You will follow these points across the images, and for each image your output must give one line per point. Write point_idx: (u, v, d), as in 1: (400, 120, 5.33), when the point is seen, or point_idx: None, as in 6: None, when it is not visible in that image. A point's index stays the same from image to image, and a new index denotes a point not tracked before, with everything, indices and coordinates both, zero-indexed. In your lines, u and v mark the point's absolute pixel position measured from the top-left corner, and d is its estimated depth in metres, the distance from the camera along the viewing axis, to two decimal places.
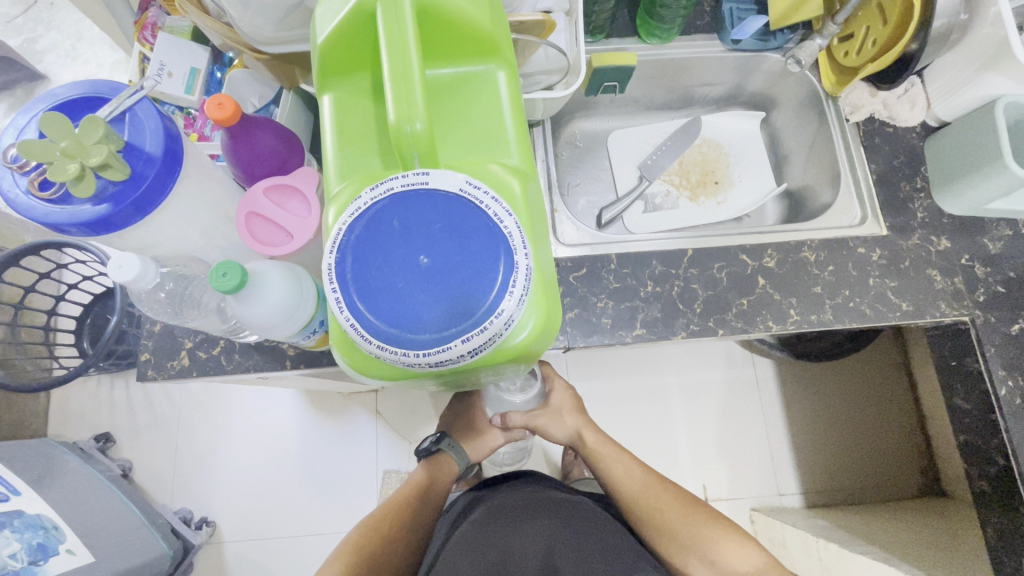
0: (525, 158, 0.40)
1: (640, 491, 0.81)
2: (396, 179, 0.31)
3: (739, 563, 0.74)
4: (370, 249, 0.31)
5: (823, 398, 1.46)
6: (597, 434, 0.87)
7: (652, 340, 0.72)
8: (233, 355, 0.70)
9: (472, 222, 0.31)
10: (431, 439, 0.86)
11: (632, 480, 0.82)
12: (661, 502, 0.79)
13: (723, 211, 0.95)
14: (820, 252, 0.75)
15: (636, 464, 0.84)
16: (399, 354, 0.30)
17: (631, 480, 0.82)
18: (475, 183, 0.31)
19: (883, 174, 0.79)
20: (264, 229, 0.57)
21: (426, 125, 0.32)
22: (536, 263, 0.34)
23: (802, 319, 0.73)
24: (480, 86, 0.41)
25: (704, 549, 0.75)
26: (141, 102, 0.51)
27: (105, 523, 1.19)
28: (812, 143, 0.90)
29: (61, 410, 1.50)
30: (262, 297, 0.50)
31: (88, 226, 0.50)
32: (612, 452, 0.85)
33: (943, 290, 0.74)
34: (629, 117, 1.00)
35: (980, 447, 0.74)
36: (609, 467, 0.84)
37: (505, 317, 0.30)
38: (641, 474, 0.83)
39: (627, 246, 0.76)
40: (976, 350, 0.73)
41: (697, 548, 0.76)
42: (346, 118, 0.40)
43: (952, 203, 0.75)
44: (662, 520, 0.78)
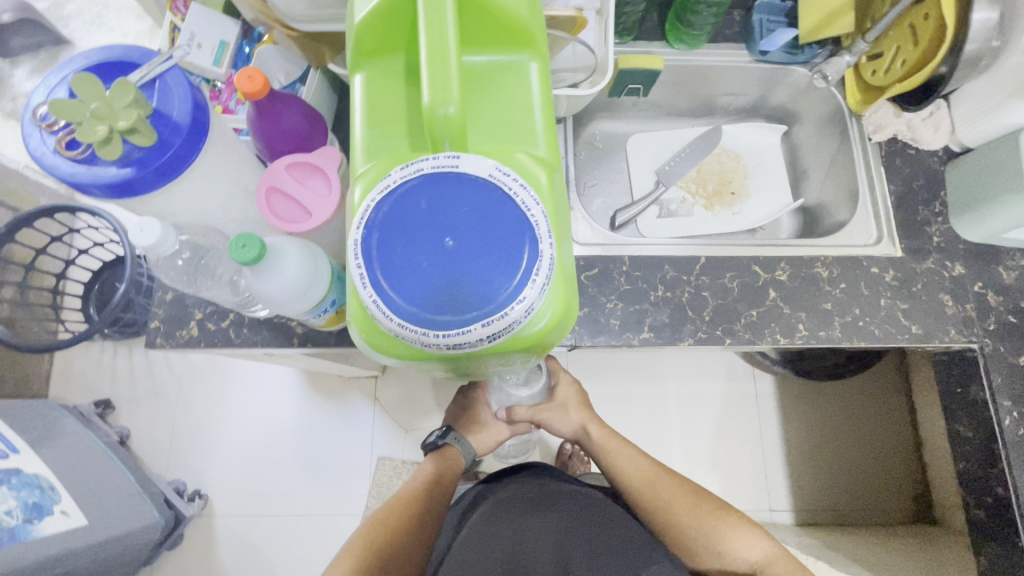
0: (551, 150, 0.40)
1: (646, 483, 0.81)
2: (426, 160, 0.31)
3: (748, 552, 0.75)
4: (397, 228, 0.31)
5: (821, 417, 1.46)
6: (602, 430, 0.87)
7: (658, 344, 0.72)
8: (241, 329, 0.70)
9: (500, 208, 0.31)
10: (438, 432, 0.88)
11: (639, 474, 0.82)
12: (667, 493, 0.79)
13: (738, 222, 0.95)
14: (833, 268, 0.75)
15: (641, 457, 0.84)
16: (418, 333, 0.30)
17: (638, 473, 0.81)
18: (505, 170, 0.31)
19: (902, 197, 0.79)
20: (284, 205, 0.57)
21: (459, 110, 0.33)
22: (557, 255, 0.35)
23: (810, 335, 0.73)
24: (512, 75, 0.41)
25: (712, 540, 0.76)
26: (172, 70, 0.52)
27: (100, 488, 1.20)
28: (832, 159, 0.89)
29: (62, 373, 1.51)
30: (277, 272, 0.50)
31: (111, 189, 0.50)
32: (618, 445, 0.85)
33: (954, 316, 0.74)
34: (650, 122, 1.00)
35: (980, 476, 0.74)
36: (614, 460, 0.84)
37: (525, 305, 0.30)
38: (648, 468, 0.82)
39: (638, 249, 0.77)
40: (984, 378, 0.73)
41: (705, 540, 0.76)
42: (376, 99, 0.40)
43: (969, 229, 0.75)
44: (670, 512, 0.78)
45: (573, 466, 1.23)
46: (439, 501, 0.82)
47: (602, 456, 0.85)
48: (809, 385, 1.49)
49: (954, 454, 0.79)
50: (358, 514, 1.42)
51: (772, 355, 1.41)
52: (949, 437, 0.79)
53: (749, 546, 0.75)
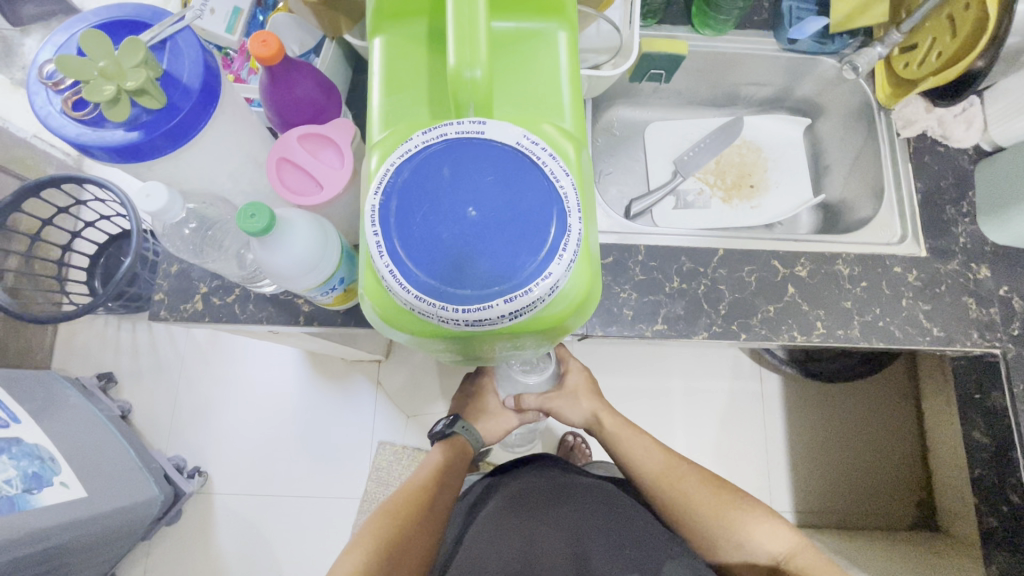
0: (577, 123, 0.38)
1: (660, 474, 0.79)
2: (451, 125, 0.29)
3: (768, 543, 0.72)
4: (417, 195, 0.29)
5: (826, 419, 1.45)
6: (614, 420, 0.86)
7: (672, 336, 0.70)
8: (247, 305, 0.69)
9: (527, 179, 0.29)
10: (445, 422, 0.86)
11: (653, 464, 0.80)
12: (682, 483, 0.78)
13: (756, 216, 0.92)
14: (855, 266, 0.73)
15: (655, 448, 0.82)
16: (436, 307, 0.28)
17: (653, 462, 0.80)
18: (534, 138, 0.29)
19: (928, 195, 0.76)
20: (294, 177, 0.55)
21: (486, 73, 0.31)
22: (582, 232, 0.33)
23: (828, 333, 0.71)
24: (539, 43, 0.39)
25: (732, 531, 0.73)
26: (183, 31, 0.50)
27: (100, 461, 1.20)
28: (857, 155, 0.87)
29: (66, 345, 1.51)
30: (287, 245, 0.49)
31: (118, 153, 0.49)
32: (632, 436, 0.84)
33: (977, 320, 0.72)
34: (668, 111, 0.97)
35: (995, 483, 0.72)
36: (627, 450, 0.83)
37: (551, 282, 0.28)
38: (662, 457, 0.81)
39: (650, 237, 0.75)
40: (1005, 384, 0.71)
41: (724, 530, 0.73)
42: (395, 64, 0.38)
43: (997, 231, 0.73)
44: (687, 501, 0.76)
45: (575, 459, 1.22)
46: (448, 491, 0.79)
47: (616, 446, 0.84)
48: (816, 386, 1.47)
49: (968, 460, 0.77)
50: (358, 498, 1.41)
51: (780, 354, 1.40)
52: (963, 443, 0.77)
53: (769, 537, 0.72)
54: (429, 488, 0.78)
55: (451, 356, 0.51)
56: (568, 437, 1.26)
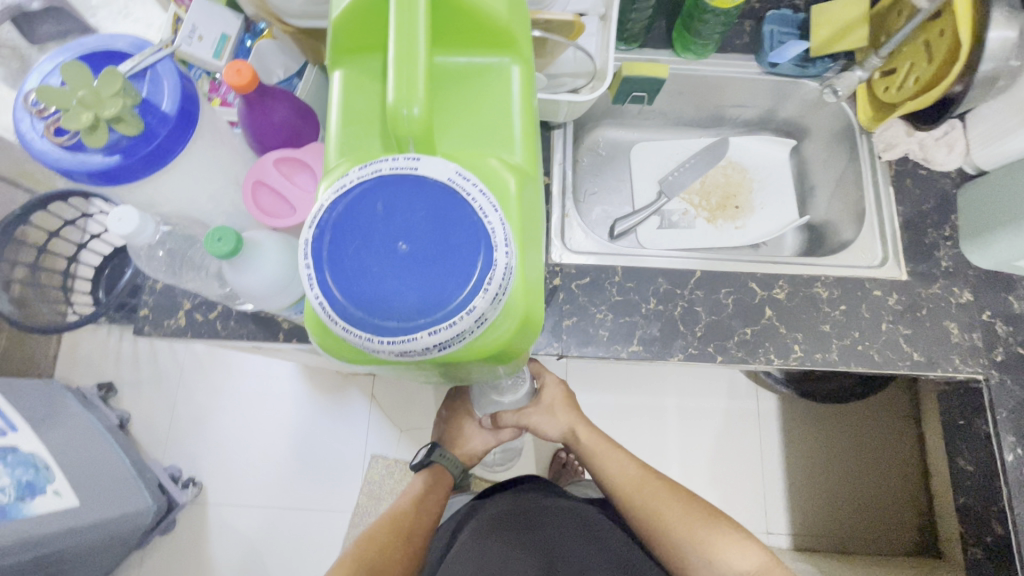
0: (528, 157, 0.39)
1: (632, 487, 0.79)
2: (385, 161, 0.31)
3: (738, 562, 0.70)
4: (349, 230, 0.30)
5: (823, 441, 1.43)
6: (589, 434, 0.86)
7: (647, 358, 0.70)
8: (228, 322, 0.70)
9: (457, 213, 0.30)
10: (424, 451, 0.88)
11: (628, 478, 0.80)
12: (655, 497, 0.77)
13: (741, 236, 0.92)
14: (834, 289, 0.73)
15: (630, 461, 0.82)
16: (364, 338, 0.29)
17: (625, 475, 0.80)
18: (465, 174, 0.30)
19: (910, 219, 0.76)
20: (269, 200, 0.57)
21: (425, 111, 0.32)
22: (520, 264, 0.33)
23: (805, 356, 0.71)
24: (492, 78, 0.40)
25: (701, 548, 0.72)
26: (163, 60, 0.52)
27: (96, 470, 1.22)
28: (840, 177, 0.87)
29: (69, 354, 1.54)
30: (256, 265, 0.50)
31: (98, 176, 0.50)
32: (607, 450, 0.84)
33: (959, 345, 0.71)
34: (654, 131, 0.98)
35: (980, 513, 0.71)
36: (602, 463, 0.83)
37: (476, 314, 0.29)
38: (636, 471, 0.81)
39: (627, 257, 0.75)
40: (987, 411, 0.70)
41: (694, 547, 0.72)
42: (352, 96, 0.40)
43: (980, 255, 0.72)
44: (658, 517, 0.75)
45: (566, 476, 1.22)
46: (426, 515, 0.80)
47: (592, 460, 0.84)
48: (810, 407, 1.45)
49: (954, 488, 0.76)
50: (348, 512, 1.42)
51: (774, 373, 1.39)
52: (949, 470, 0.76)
53: (740, 557, 0.71)
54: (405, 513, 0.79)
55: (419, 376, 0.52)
56: (560, 453, 1.26)
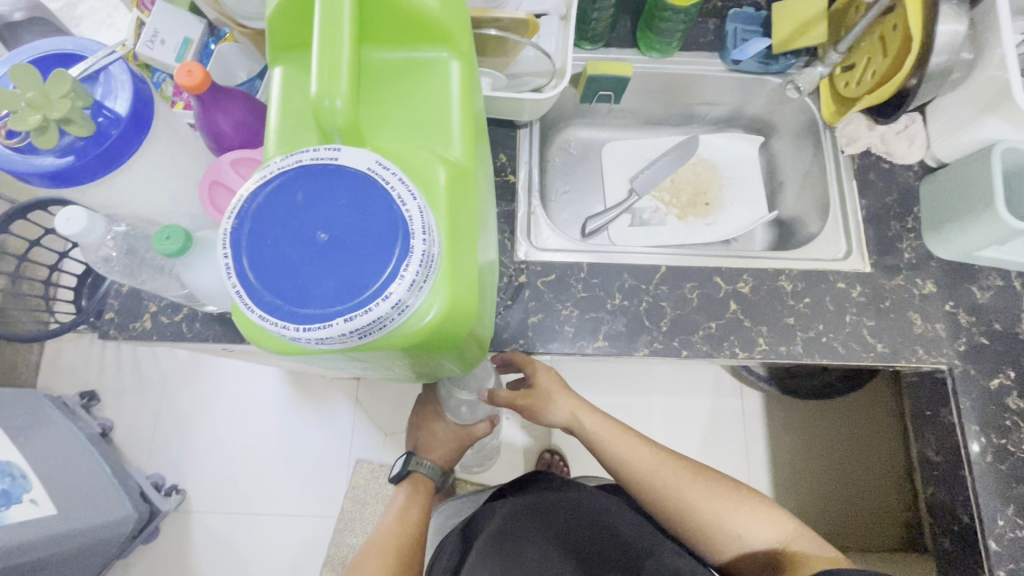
0: (466, 150, 0.40)
1: (651, 469, 0.76)
2: (306, 153, 0.31)
3: (764, 532, 0.72)
4: (270, 219, 0.31)
5: (809, 438, 1.43)
6: (598, 421, 0.81)
7: (613, 353, 0.70)
8: (194, 324, 0.70)
9: (376, 202, 0.31)
10: (401, 461, 0.89)
11: (644, 464, 0.77)
12: (677, 481, 0.75)
13: (711, 232, 0.93)
14: (798, 282, 0.74)
15: (643, 448, 0.78)
16: (280, 326, 0.30)
17: (642, 458, 0.77)
18: (385, 164, 0.31)
19: (873, 212, 0.77)
20: (226, 199, 0.57)
21: (349, 102, 0.32)
22: (449, 255, 0.34)
23: (770, 349, 0.71)
24: (430, 73, 0.40)
25: (730, 524, 0.73)
26: (116, 62, 0.52)
27: (75, 479, 1.21)
28: (807, 172, 0.88)
29: (51, 363, 1.53)
30: (210, 262, 0.51)
31: (49, 178, 0.50)
32: (618, 437, 0.79)
33: (922, 335, 0.72)
34: (626, 131, 0.99)
35: (947, 503, 0.71)
36: (616, 451, 0.78)
37: (392, 301, 0.29)
38: (649, 452, 0.78)
39: (591, 252, 0.75)
40: (952, 401, 0.70)
41: (723, 524, 0.73)
42: (291, 93, 0.40)
43: (942, 246, 0.73)
44: (683, 498, 0.74)
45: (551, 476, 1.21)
46: (410, 522, 0.81)
47: (604, 447, 0.79)
48: (794, 404, 1.45)
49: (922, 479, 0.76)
50: (334, 517, 1.41)
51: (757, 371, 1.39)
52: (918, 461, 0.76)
53: (765, 529, 0.72)
54: (389, 534, 0.79)
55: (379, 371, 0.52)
56: (544, 454, 1.26)
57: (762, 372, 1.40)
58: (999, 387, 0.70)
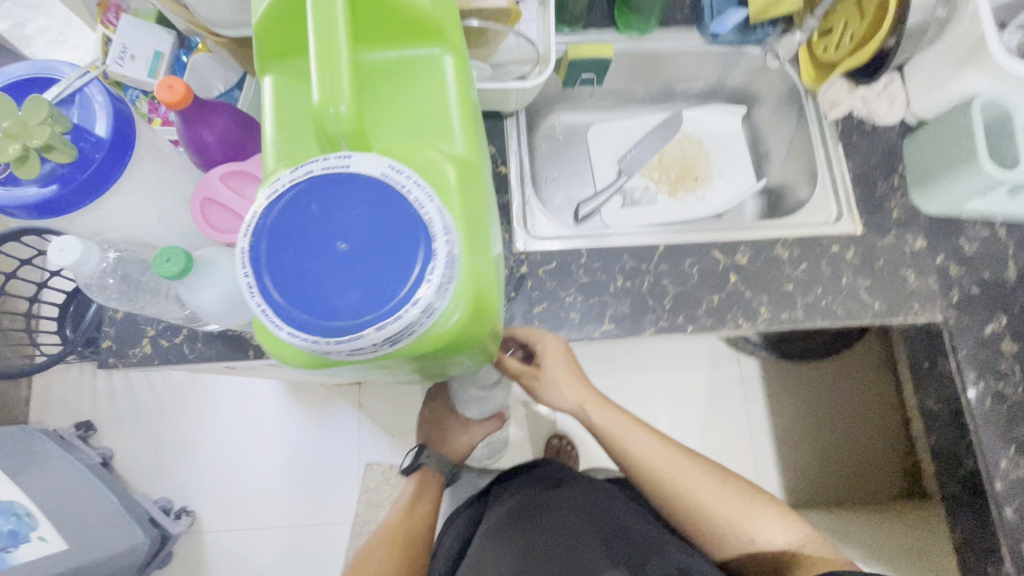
0: (469, 146, 0.39)
1: (663, 469, 0.77)
2: (316, 161, 0.31)
3: (775, 534, 0.74)
4: (285, 233, 0.30)
5: (807, 399, 1.46)
6: (620, 420, 0.80)
7: (620, 335, 0.71)
8: (196, 344, 0.69)
9: (394, 206, 0.30)
10: (412, 453, 0.89)
11: (655, 463, 0.77)
12: (689, 484, 0.76)
13: (702, 207, 0.94)
14: (794, 249, 0.75)
15: (664, 448, 0.79)
16: (310, 342, 0.29)
17: (654, 458, 0.77)
18: (398, 167, 0.30)
19: (860, 173, 0.78)
20: (220, 215, 0.55)
21: (353, 108, 0.32)
22: (468, 254, 0.33)
23: (772, 317, 0.72)
24: (425, 70, 0.40)
25: (742, 527, 0.74)
26: (90, 84, 0.51)
27: (81, 512, 1.19)
28: (791, 139, 0.89)
29: (41, 397, 1.49)
30: (211, 282, 0.50)
31: (34, 209, 0.49)
32: (639, 435, 0.79)
33: (916, 290, 0.73)
34: (609, 112, 0.99)
35: (951, 450, 0.73)
36: (637, 449, 0.78)
37: (421, 307, 0.29)
38: (662, 451, 0.78)
39: (586, 237, 0.76)
40: (949, 351, 0.72)
41: (735, 527, 0.74)
42: (284, 101, 0.39)
43: (928, 202, 0.74)
44: (697, 501, 0.75)
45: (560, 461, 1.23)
46: (419, 515, 0.83)
47: (625, 444, 0.79)
48: (791, 367, 1.48)
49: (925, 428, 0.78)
50: (349, 522, 1.41)
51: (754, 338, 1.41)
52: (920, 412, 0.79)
53: (776, 534, 0.73)
54: (398, 522, 0.82)
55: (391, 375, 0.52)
56: (553, 440, 1.27)
57: (761, 339, 1.42)
58: (993, 334, 0.72)
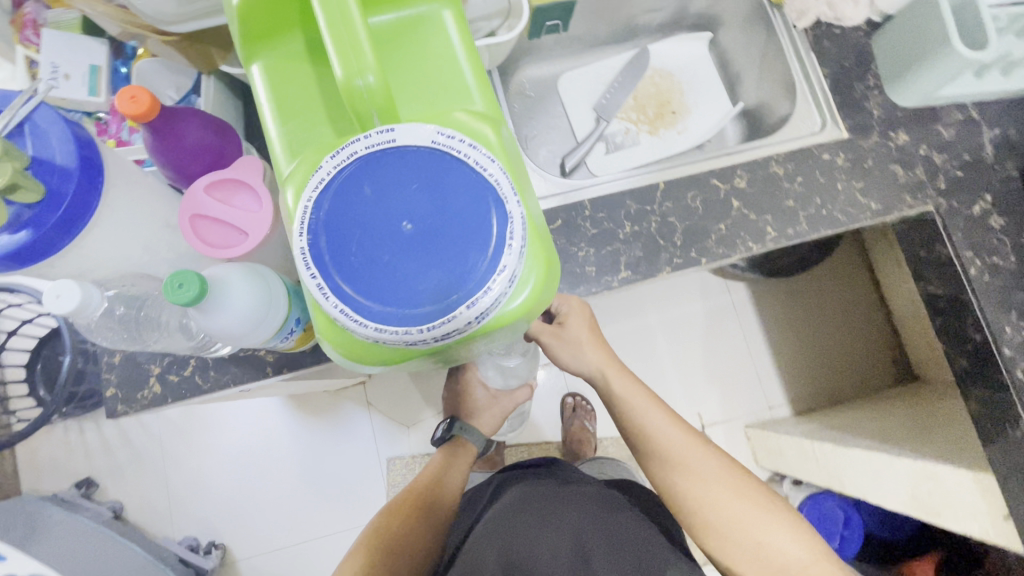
0: (487, 102, 0.40)
1: (676, 454, 0.73)
2: (359, 142, 0.33)
3: (791, 543, 0.67)
4: (344, 225, 0.33)
5: (797, 311, 1.51)
6: (643, 400, 0.77)
7: (637, 280, 0.71)
8: (208, 373, 0.65)
9: (450, 180, 0.33)
10: (444, 426, 0.87)
11: (674, 443, 0.74)
12: (702, 477, 0.72)
13: (684, 140, 0.93)
14: (788, 164, 0.75)
15: (686, 437, 0.74)
16: (403, 330, 0.33)
17: (670, 439, 0.74)
18: (444, 135, 0.33)
19: (836, 78, 0.79)
20: (214, 231, 0.52)
21: (380, 76, 0.31)
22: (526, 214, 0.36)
23: (779, 234, 0.73)
24: (428, 29, 0.40)
25: (753, 532, 0.69)
26: (37, 109, 0.45)
27: (110, 564, 1.13)
28: (762, 56, 0.88)
29: (30, 464, 1.41)
30: (227, 304, 0.46)
31: (9, 259, 0.43)
32: (660, 416, 0.76)
33: (906, 184, 0.76)
34: (576, 59, 0.96)
35: (957, 328, 0.77)
36: (656, 432, 0.75)
37: (505, 273, 0.32)
38: (681, 434, 0.75)
39: (588, 187, 0.74)
40: (945, 236, 0.75)
41: (744, 530, 0.69)
42: (284, 87, 0.41)
43: (905, 96, 0.76)
44: (708, 497, 0.71)
45: (579, 418, 1.29)
46: (447, 490, 0.81)
47: (645, 427, 0.76)
48: (778, 284, 1.53)
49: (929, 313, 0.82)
50: None
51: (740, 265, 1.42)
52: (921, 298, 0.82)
53: (791, 545, 0.67)
54: (428, 490, 0.80)
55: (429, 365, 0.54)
56: (568, 399, 1.32)
57: (745, 265, 1.43)
58: (983, 213, 0.75)
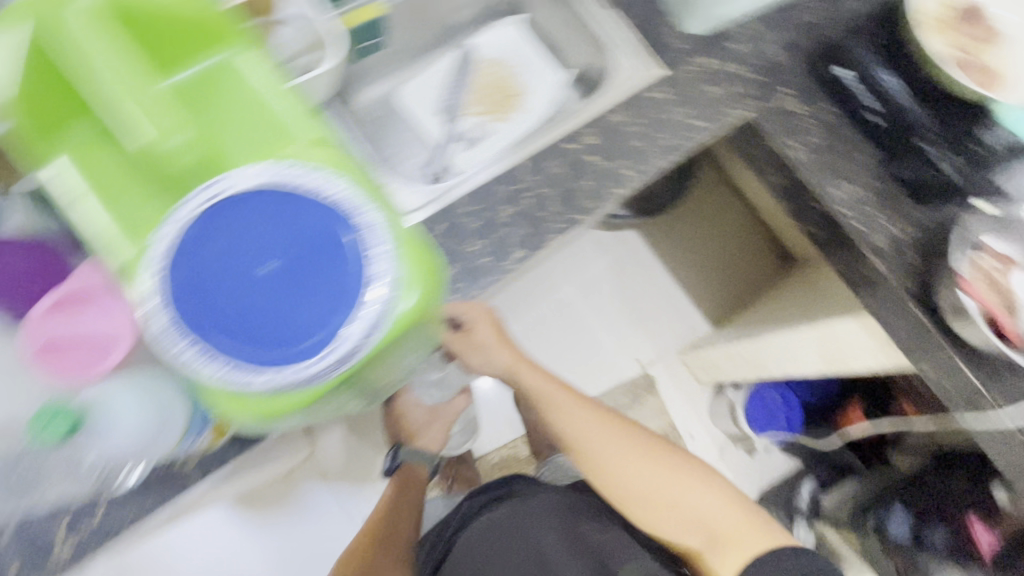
0: (307, 128, 0.53)
1: (596, 440, 0.92)
2: (195, 203, 0.49)
3: (701, 503, 0.91)
4: (212, 289, 0.48)
5: (685, 240, 1.65)
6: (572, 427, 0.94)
7: (531, 254, 0.75)
8: (127, 502, 0.60)
9: (304, 218, 0.50)
10: (391, 457, 1.07)
11: (588, 428, 0.92)
12: (620, 457, 0.92)
13: (533, 117, 0.99)
14: (627, 111, 0.81)
15: (597, 418, 0.93)
16: (313, 359, 0.48)
17: (585, 424, 0.92)
18: (278, 170, 0.50)
19: (640, 24, 0.86)
20: (74, 357, 0.54)
21: (184, 137, 0.47)
22: (395, 228, 0.51)
23: (639, 175, 0.80)
24: (227, 80, 0.54)
25: (671, 488, 0.91)
26: None
27: None
28: (571, 23, 0.96)
29: None
30: (109, 423, 0.55)
31: None
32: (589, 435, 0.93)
33: (729, 97, 0.84)
34: (401, 70, 1.00)
35: (802, 207, 0.88)
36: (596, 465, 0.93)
37: (373, 276, 0.49)
38: (595, 417, 0.94)
39: (460, 187, 0.77)
40: (768, 135, 0.84)
41: (671, 502, 0.91)
42: (91, 170, 0.52)
43: (696, 23, 0.84)
44: (620, 471, 0.91)
45: None
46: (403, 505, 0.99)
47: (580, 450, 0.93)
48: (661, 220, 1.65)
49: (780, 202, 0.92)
50: None
51: (623, 213, 1.53)
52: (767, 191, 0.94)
53: (701, 502, 0.91)
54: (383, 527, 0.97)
55: (357, 402, 0.67)
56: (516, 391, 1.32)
57: (630, 211, 1.52)
58: (793, 99, 0.85)
